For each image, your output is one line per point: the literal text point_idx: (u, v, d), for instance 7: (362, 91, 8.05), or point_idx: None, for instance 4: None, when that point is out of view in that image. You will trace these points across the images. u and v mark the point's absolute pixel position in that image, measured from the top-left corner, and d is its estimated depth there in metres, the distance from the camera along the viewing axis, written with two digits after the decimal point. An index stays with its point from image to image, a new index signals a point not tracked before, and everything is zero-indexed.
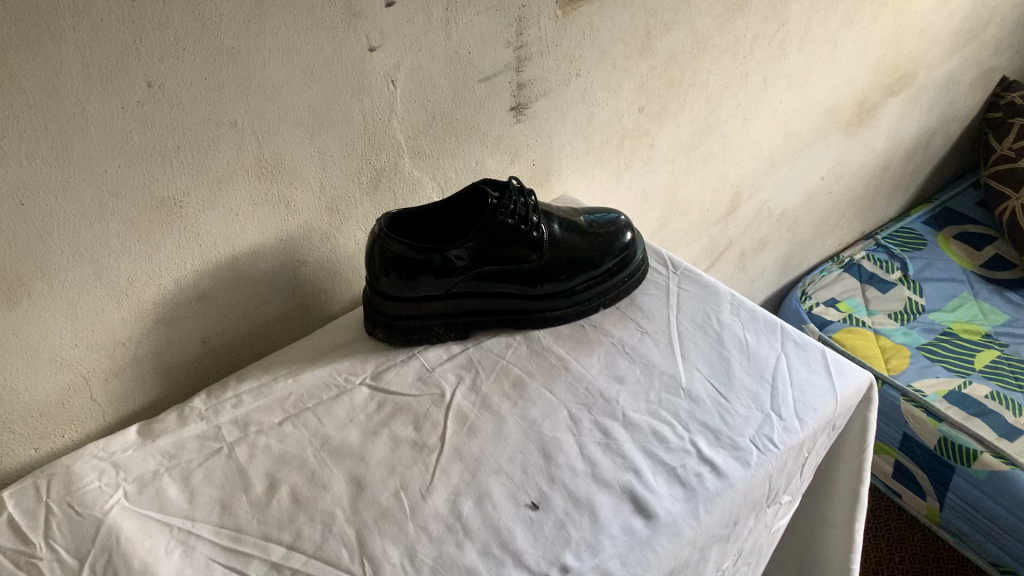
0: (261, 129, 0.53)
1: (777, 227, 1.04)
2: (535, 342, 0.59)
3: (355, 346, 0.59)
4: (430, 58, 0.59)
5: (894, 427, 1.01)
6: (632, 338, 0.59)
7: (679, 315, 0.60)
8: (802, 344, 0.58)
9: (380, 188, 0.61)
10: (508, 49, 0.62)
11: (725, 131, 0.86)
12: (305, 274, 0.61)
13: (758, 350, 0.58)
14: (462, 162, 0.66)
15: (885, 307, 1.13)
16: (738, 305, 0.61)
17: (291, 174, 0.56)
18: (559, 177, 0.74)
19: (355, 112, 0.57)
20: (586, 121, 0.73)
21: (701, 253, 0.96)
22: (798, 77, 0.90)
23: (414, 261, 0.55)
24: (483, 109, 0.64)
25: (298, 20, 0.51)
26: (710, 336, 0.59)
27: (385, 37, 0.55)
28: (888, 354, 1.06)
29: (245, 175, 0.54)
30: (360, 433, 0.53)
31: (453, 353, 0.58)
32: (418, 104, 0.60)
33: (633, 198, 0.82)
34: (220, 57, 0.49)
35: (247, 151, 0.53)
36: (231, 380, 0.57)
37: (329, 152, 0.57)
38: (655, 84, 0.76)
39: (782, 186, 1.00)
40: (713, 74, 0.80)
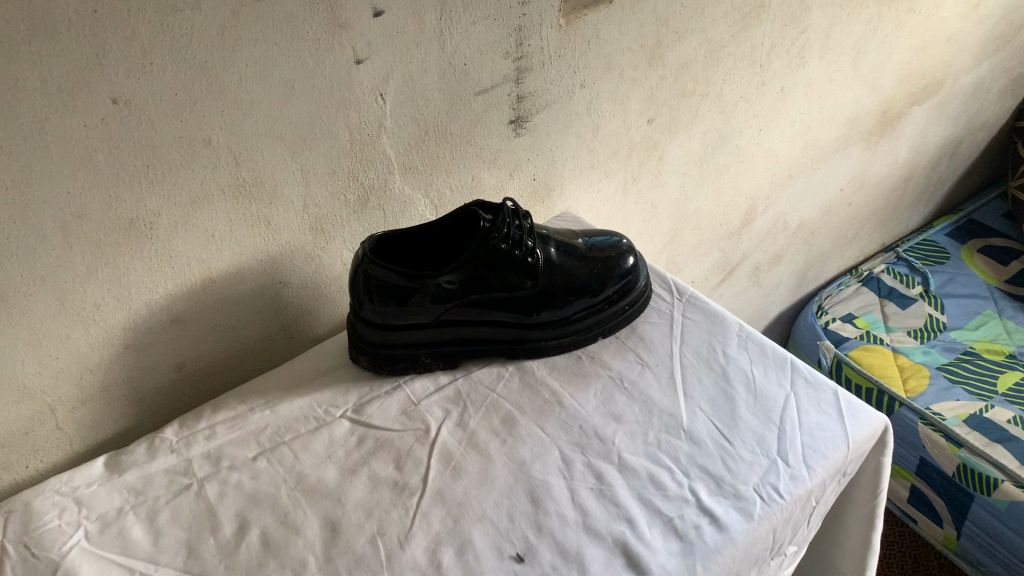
0: (238, 146, 0.50)
1: (793, 240, 1.00)
2: (528, 373, 0.56)
3: (338, 374, 0.56)
4: (423, 70, 0.55)
5: (911, 451, 0.96)
6: (631, 371, 0.55)
7: (682, 347, 0.57)
8: (813, 382, 0.54)
9: (368, 207, 0.58)
10: (507, 60, 0.59)
11: (740, 143, 0.82)
12: (288, 296, 0.58)
13: (765, 388, 0.54)
14: (457, 178, 0.62)
15: (904, 324, 1.08)
16: (746, 337, 0.58)
17: (271, 193, 0.53)
18: (562, 192, 0.71)
19: (341, 128, 0.53)
20: (591, 134, 0.69)
21: (712, 268, 0.92)
22: (818, 86, 0.86)
23: (399, 287, 0.52)
24: (479, 123, 0.61)
25: (278, 32, 0.48)
26: (715, 371, 0.55)
27: (373, 49, 0.52)
28: (907, 374, 1.01)
29: (221, 194, 0.51)
30: (338, 471, 0.50)
31: (441, 384, 0.55)
32: (409, 118, 0.56)
33: (641, 213, 0.79)
34: (193, 71, 0.46)
35: (224, 170, 0.50)
36: (206, 410, 0.54)
37: (313, 170, 0.54)
38: (666, 94, 0.72)
39: (799, 199, 0.96)
40: (728, 83, 0.76)
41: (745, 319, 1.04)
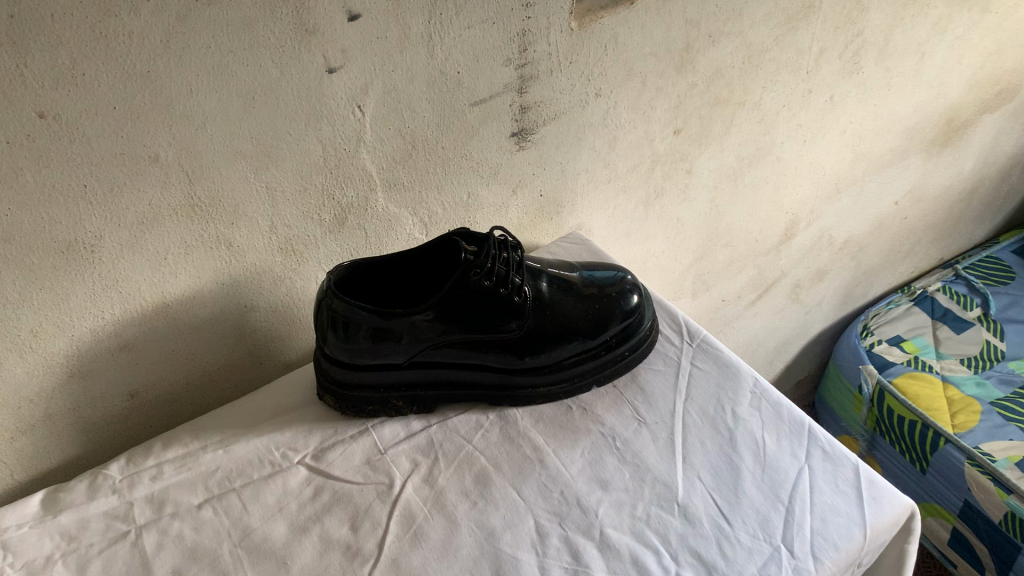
0: (190, 162, 0.44)
1: (839, 255, 0.92)
2: (510, 423, 0.50)
3: (303, 412, 0.51)
4: (408, 79, 0.49)
5: (956, 493, 0.88)
6: (625, 429, 0.49)
7: (687, 403, 0.50)
8: (831, 456, 0.47)
9: (346, 226, 0.53)
10: (508, 67, 0.52)
11: (781, 154, 0.75)
12: (255, 321, 0.53)
13: (776, 460, 0.47)
14: (451, 195, 0.56)
15: (958, 351, 1.00)
16: (761, 394, 0.51)
17: (231, 212, 0.48)
18: (573, 209, 0.64)
19: (312, 143, 0.48)
20: (608, 146, 0.62)
21: (747, 285, 0.84)
22: (873, 94, 0.77)
23: (368, 325, 0.46)
24: (476, 136, 0.54)
25: (234, 40, 0.42)
26: (720, 435, 0.49)
27: (348, 56, 0.46)
28: (955, 409, 0.92)
29: (171, 214, 0.46)
30: (287, 527, 0.45)
31: (413, 430, 0.50)
32: (393, 130, 0.51)
33: (665, 230, 0.72)
34: (133, 82, 0.40)
35: (174, 189, 0.45)
36: (157, 445, 0.50)
37: (281, 188, 0.48)
38: (696, 103, 0.65)
39: (848, 213, 0.88)
40: (768, 91, 0.68)
41: (782, 338, 0.97)
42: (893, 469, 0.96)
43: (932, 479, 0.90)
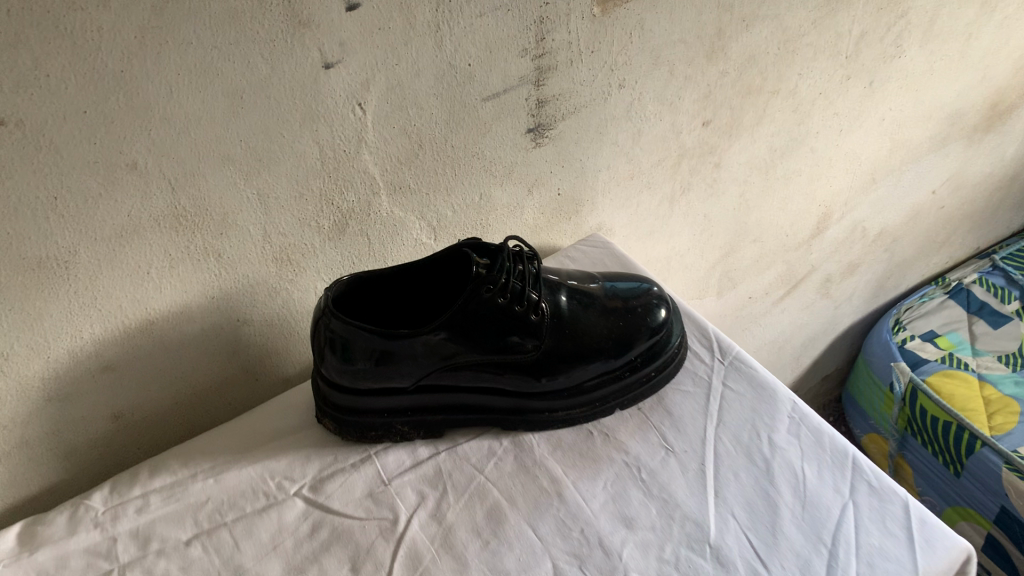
0: (173, 169, 0.40)
1: (872, 248, 0.87)
2: (525, 450, 0.46)
3: (299, 437, 0.47)
4: (413, 73, 0.44)
5: (992, 498, 0.83)
6: (652, 458, 0.45)
7: (719, 429, 0.46)
8: (878, 491, 0.43)
9: (347, 233, 0.48)
10: (524, 58, 0.48)
11: (815, 145, 0.70)
12: (248, 335, 0.49)
13: (817, 495, 0.43)
14: (461, 197, 0.52)
15: (995, 347, 0.94)
16: (800, 419, 0.47)
17: (219, 221, 0.43)
18: (593, 207, 0.59)
19: (308, 144, 0.43)
20: (631, 140, 0.57)
21: (776, 281, 0.80)
22: (915, 79, 0.72)
23: (370, 347, 0.42)
24: (489, 133, 0.50)
25: (218, 35, 0.37)
26: (756, 466, 0.44)
27: (347, 49, 0.41)
28: (993, 409, 0.87)
29: (153, 225, 0.41)
30: (282, 568, 0.40)
31: (419, 458, 0.45)
32: (397, 129, 0.46)
33: (690, 227, 0.67)
34: (105, 84, 0.36)
35: (156, 198, 0.41)
36: (143, 473, 0.46)
37: (274, 195, 0.44)
38: (727, 92, 0.60)
39: (883, 204, 0.83)
40: (805, 79, 0.63)
41: (809, 333, 0.92)
42: (925, 471, 0.92)
43: (966, 482, 0.85)
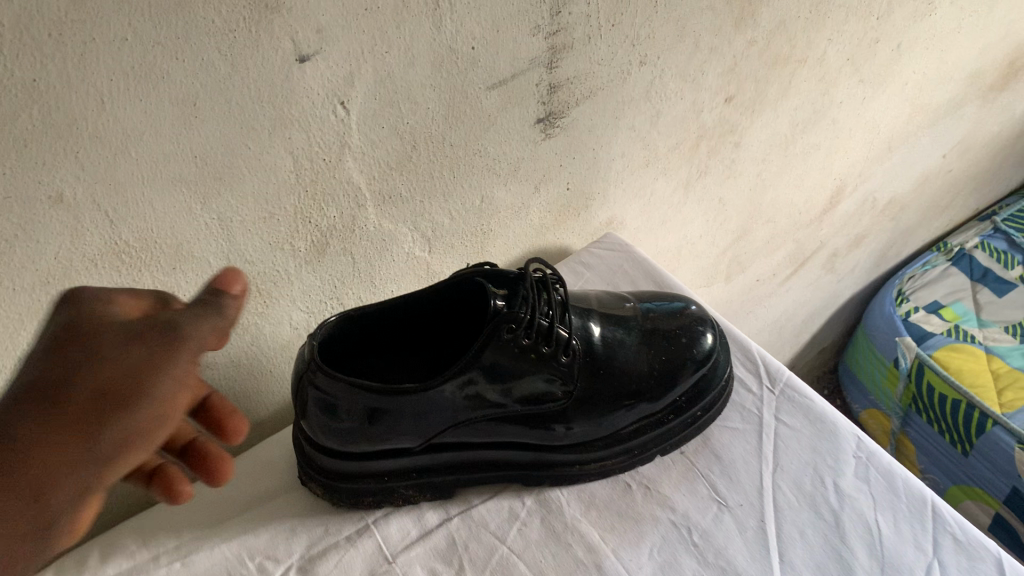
0: (111, 198, 0.31)
1: (879, 218, 0.81)
2: (553, 512, 0.38)
3: (281, 504, 0.39)
4: (406, 62, 0.36)
5: (1002, 478, 0.78)
6: (703, 515, 0.38)
7: (776, 475, 0.40)
8: (966, 547, 0.37)
9: (327, 254, 0.40)
10: (535, 37, 0.39)
11: (837, 116, 0.63)
12: (211, 379, 0.40)
13: (897, 553, 0.37)
14: (461, 202, 0.44)
15: (1002, 317, 0.90)
16: (868, 461, 0.40)
17: (170, 254, 0.35)
18: (604, 201, 0.52)
19: (280, 155, 0.35)
20: (649, 124, 0.49)
21: (784, 261, 0.74)
22: (943, 38, 0.65)
23: (366, 406, 0.34)
24: (493, 127, 0.41)
25: (161, 26, 0.28)
26: (822, 520, 0.38)
27: (326, 37, 0.33)
28: (1002, 384, 0.83)
29: (87, 267, 0.32)
30: None
31: (428, 527, 0.38)
32: (387, 128, 0.38)
33: (704, 213, 0.60)
34: (13, 95, 0.26)
35: (91, 235, 0.32)
36: (93, 556, 0.37)
37: (239, 218, 0.36)
38: (753, 64, 0.52)
39: (894, 173, 0.77)
40: (834, 44, 0.56)
41: (811, 309, 0.86)
42: (929, 449, 0.87)
43: (975, 462, 0.81)
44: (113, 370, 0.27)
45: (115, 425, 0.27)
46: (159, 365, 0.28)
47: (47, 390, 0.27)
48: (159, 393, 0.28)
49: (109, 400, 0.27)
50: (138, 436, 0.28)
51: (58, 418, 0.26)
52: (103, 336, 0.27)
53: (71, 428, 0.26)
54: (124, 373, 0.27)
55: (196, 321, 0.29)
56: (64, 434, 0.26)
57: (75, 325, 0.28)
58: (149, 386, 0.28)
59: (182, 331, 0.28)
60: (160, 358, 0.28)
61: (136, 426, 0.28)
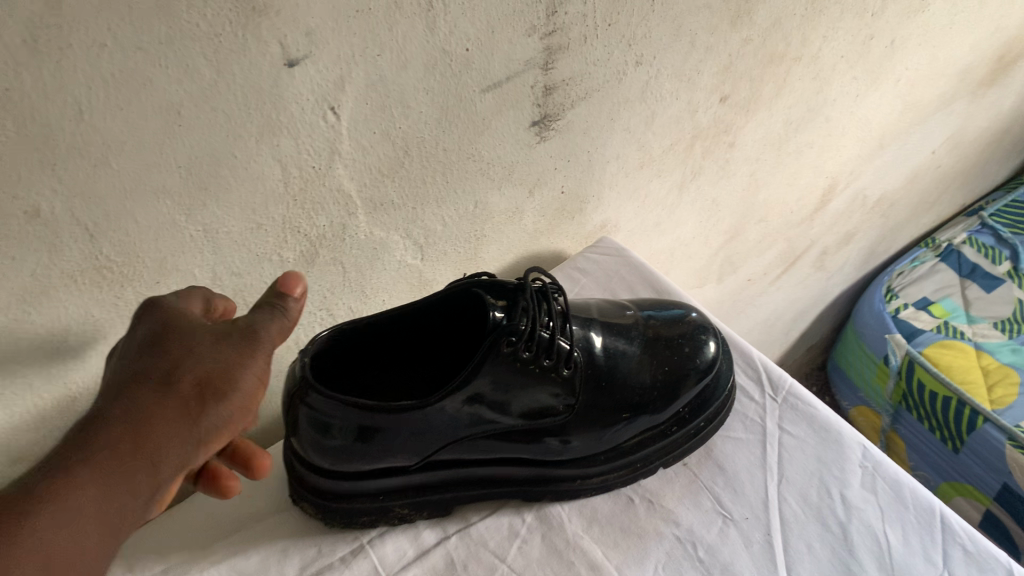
0: (91, 212, 0.30)
1: (869, 215, 0.81)
2: (554, 529, 0.37)
3: (272, 524, 0.38)
4: (399, 65, 0.34)
5: (993, 475, 0.78)
6: (708, 530, 0.37)
7: (782, 487, 0.39)
8: (976, 560, 0.36)
9: (317, 264, 0.39)
10: (531, 38, 0.38)
11: (831, 114, 0.62)
12: None
13: (907, 567, 0.36)
14: (455, 208, 0.42)
15: (990, 313, 0.91)
16: (874, 471, 0.40)
17: (154, 268, 0.33)
18: (598, 203, 0.51)
19: (268, 164, 0.33)
20: (644, 125, 0.48)
21: (775, 260, 0.73)
22: (935, 34, 0.64)
23: (360, 423, 0.33)
24: (487, 130, 0.40)
25: (144, 31, 0.27)
26: (830, 533, 0.37)
27: (315, 40, 0.31)
28: (992, 381, 0.83)
29: (66, 284, 0.31)
30: None
31: (424, 547, 0.37)
32: (378, 133, 0.36)
33: (698, 214, 0.59)
34: None
35: (70, 250, 0.30)
36: None
37: (225, 229, 0.34)
38: (749, 62, 0.51)
39: (885, 170, 0.76)
40: (829, 42, 0.55)
41: (800, 307, 0.86)
42: (919, 446, 0.87)
43: (966, 459, 0.80)
44: (205, 361, 0.28)
45: (214, 410, 0.28)
46: (244, 356, 0.29)
47: (146, 381, 0.27)
48: (243, 388, 0.29)
49: (205, 385, 0.28)
50: (232, 424, 0.29)
51: (159, 404, 0.27)
52: (188, 334, 0.28)
53: (175, 411, 0.27)
54: (212, 368, 0.28)
55: (268, 321, 0.30)
56: (168, 417, 0.27)
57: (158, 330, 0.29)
58: (239, 374, 0.29)
59: (261, 326, 0.30)
60: (244, 350, 0.29)
61: (232, 413, 0.29)
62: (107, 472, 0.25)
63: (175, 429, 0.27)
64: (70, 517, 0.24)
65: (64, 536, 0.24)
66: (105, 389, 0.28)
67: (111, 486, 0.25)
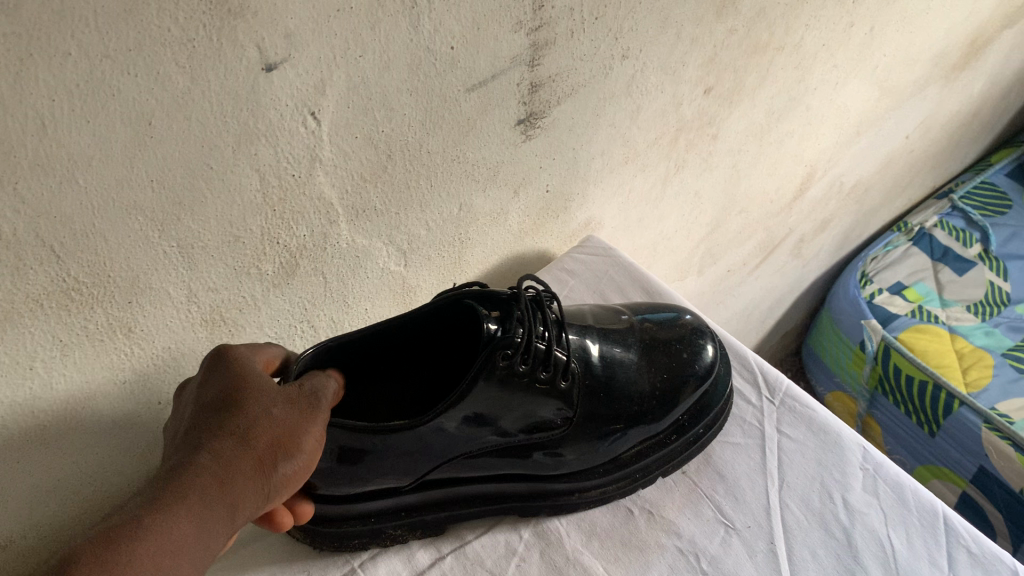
0: (58, 232, 0.27)
1: (845, 202, 0.81)
2: (552, 544, 0.36)
3: (257, 550, 0.36)
4: (382, 66, 0.33)
5: (969, 457, 0.78)
6: (710, 539, 0.36)
7: (783, 493, 0.38)
8: (981, 561, 0.36)
9: (297, 276, 0.37)
10: (517, 34, 0.36)
11: (811, 103, 0.61)
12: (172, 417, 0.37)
13: (912, 571, 0.35)
14: (439, 212, 0.41)
15: (963, 297, 0.93)
16: (875, 473, 0.39)
17: (125, 288, 0.31)
18: (582, 201, 0.49)
19: (245, 173, 0.31)
20: (629, 119, 0.47)
21: (755, 250, 0.72)
22: (912, 19, 0.64)
23: (340, 444, 0.31)
24: (472, 131, 0.39)
25: (110, 37, 0.24)
26: (834, 539, 0.36)
27: (295, 42, 0.29)
28: (966, 364, 0.85)
29: (29, 310, 0.28)
30: None
31: (419, 569, 0.35)
32: (361, 138, 0.34)
33: (681, 207, 0.58)
34: None
35: (36, 274, 0.28)
36: None
37: (200, 244, 0.32)
38: (733, 53, 0.49)
39: (861, 156, 0.76)
40: (811, 30, 0.54)
41: (777, 295, 0.85)
42: (895, 430, 0.87)
43: (942, 442, 0.81)
44: (279, 423, 0.29)
45: (282, 469, 0.29)
46: (308, 419, 0.30)
47: (227, 436, 0.28)
48: (305, 448, 0.30)
49: (279, 445, 0.29)
50: (292, 484, 0.30)
51: (240, 456, 0.27)
52: (262, 396, 0.29)
53: (255, 467, 0.28)
54: (283, 428, 0.29)
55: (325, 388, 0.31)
56: (247, 471, 0.27)
57: (230, 389, 0.29)
58: (303, 437, 0.30)
59: (319, 394, 0.31)
60: (309, 415, 0.30)
61: (294, 474, 0.29)
62: (198, 511, 0.25)
63: (254, 483, 0.28)
64: (166, 544, 0.24)
65: (164, 552, 0.24)
66: (177, 443, 0.28)
67: (201, 520, 0.25)
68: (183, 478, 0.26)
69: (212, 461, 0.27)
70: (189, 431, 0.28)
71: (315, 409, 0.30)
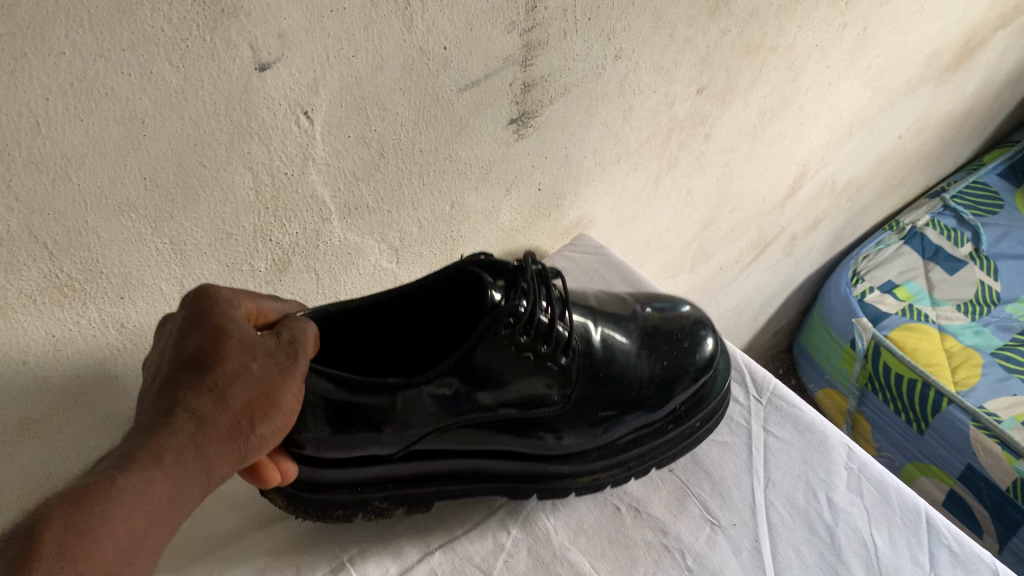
0: (50, 229, 0.27)
1: (837, 199, 0.81)
2: (540, 541, 0.36)
3: (248, 544, 0.36)
4: (375, 66, 0.33)
5: (957, 455, 0.79)
6: (696, 537, 0.36)
7: (768, 491, 0.38)
8: (962, 562, 0.36)
9: (290, 272, 0.37)
10: (510, 34, 0.37)
11: (804, 103, 0.62)
12: None
13: (893, 569, 0.35)
14: (431, 209, 0.41)
15: (953, 295, 0.94)
16: (860, 473, 0.39)
17: (118, 283, 0.31)
18: (575, 199, 0.50)
19: (238, 172, 0.32)
20: (621, 118, 0.47)
21: (747, 248, 0.73)
22: (905, 20, 0.64)
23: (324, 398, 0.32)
24: (464, 130, 0.39)
25: (104, 37, 0.25)
26: (818, 537, 0.37)
27: (288, 42, 0.29)
28: (956, 363, 0.85)
29: (23, 305, 0.28)
30: None
31: (408, 563, 0.35)
32: (354, 137, 0.35)
33: (673, 205, 0.58)
34: None
35: (28, 271, 0.28)
36: None
37: (191, 240, 0.32)
38: (726, 53, 0.50)
39: (854, 155, 0.76)
40: (804, 31, 0.54)
41: (769, 292, 0.86)
42: (884, 427, 0.88)
43: (930, 440, 0.81)
44: (256, 379, 0.29)
45: (260, 431, 0.29)
46: (287, 375, 0.30)
47: (201, 393, 0.27)
48: (284, 405, 0.30)
49: (257, 404, 0.28)
50: (271, 443, 0.30)
51: (215, 419, 0.27)
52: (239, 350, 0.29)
53: (230, 431, 0.28)
54: (261, 386, 0.29)
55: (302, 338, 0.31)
56: (224, 433, 0.27)
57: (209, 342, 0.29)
58: (282, 395, 0.29)
59: (301, 342, 0.31)
60: (287, 368, 0.30)
61: (273, 433, 0.29)
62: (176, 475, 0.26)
63: (230, 446, 0.28)
64: (137, 506, 0.24)
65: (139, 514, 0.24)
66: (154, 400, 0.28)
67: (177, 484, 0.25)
68: (156, 440, 0.26)
69: (185, 422, 0.27)
70: (165, 388, 0.28)
71: (292, 363, 0.30)
